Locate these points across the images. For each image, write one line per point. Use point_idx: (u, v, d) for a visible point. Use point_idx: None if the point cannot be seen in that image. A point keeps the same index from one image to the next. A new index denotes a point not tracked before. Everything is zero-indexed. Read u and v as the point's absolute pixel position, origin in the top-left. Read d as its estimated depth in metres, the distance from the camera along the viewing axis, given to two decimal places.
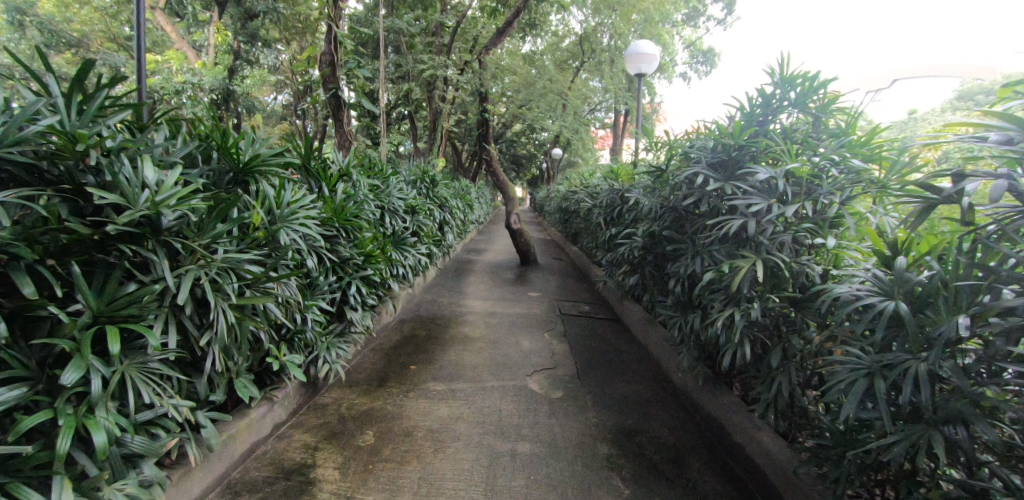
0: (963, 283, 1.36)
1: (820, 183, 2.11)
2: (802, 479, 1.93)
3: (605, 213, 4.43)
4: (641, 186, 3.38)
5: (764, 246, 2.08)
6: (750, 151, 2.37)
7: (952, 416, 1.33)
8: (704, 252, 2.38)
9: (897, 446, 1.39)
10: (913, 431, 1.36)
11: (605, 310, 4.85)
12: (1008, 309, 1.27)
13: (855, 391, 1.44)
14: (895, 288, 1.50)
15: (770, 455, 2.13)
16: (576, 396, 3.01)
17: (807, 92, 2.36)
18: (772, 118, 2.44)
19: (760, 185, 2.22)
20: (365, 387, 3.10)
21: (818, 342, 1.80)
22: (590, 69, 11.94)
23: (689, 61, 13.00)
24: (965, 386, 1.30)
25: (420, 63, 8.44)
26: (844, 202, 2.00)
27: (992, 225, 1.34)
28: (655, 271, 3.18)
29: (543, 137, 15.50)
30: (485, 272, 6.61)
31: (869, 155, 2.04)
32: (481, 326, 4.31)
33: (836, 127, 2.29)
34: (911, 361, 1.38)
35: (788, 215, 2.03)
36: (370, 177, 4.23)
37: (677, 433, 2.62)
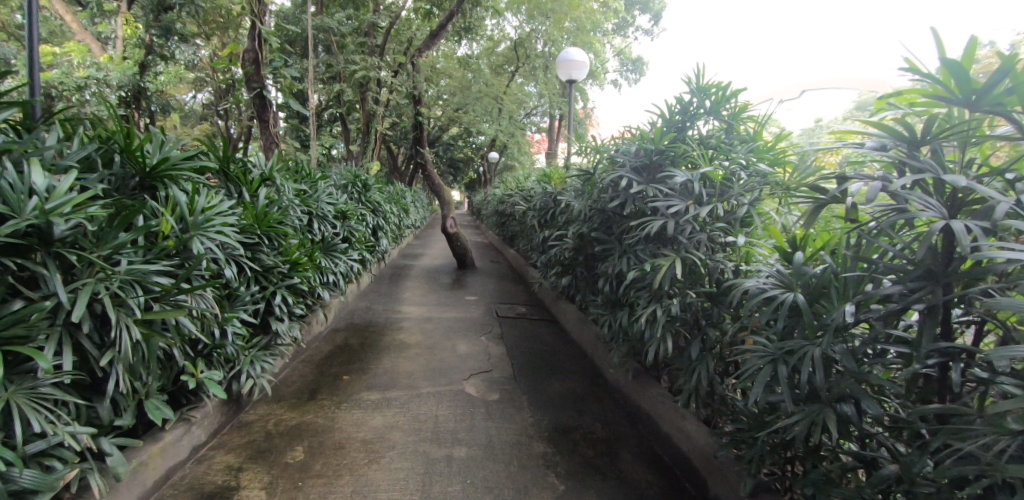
0: (850, 275, 1.50)
1: (731, 185, 2.28)
2: (722, 461, 2.07)
3: (539, 215, 4.52)
4: (572, 189, 3.48)
5: (683, 245, 2.20)
6: (669, 155, 2.48)
7: (844, 394, 1.46)
8: (630, 252, 2.49)
9: (799, 425, 1.51)
10: (812, 411, 1.50)
11: (541, 311, 4.93)
12: (886, 296, 1.41)
13: (762, 377, 1.56)
14: (795, 280, 1.63)
15: (693, 441, 2.27)
16: (513, 398, 3.03)
17: (720, 100, 2.53)
18: (689, 125, 2.59)
19: (679, 188, 2.36)
20: (294, 401, 2.95)
21: (732, 333, 1.92)
22: (525, 75, 12.11)
23: (619, 69, 13.54)
24: (854, 367, 1.44)
25: (351, 63, 8.19)
26: (752, 203, 2.18)
27: (872, 222, 1.49)
28: (587, 271, 3.28)
29: (480, 140, 15.52)
30: (422, 277, 6.52)
31: (774, 159, 2.26)
32: (417, 332, 4.24)
33: (745, 135, 2.48)
34: (808, 347, 1.51)
35: (702, 216, 2.17)
36: (296, 181, 4.04)
37: (611, 427, 2.70)
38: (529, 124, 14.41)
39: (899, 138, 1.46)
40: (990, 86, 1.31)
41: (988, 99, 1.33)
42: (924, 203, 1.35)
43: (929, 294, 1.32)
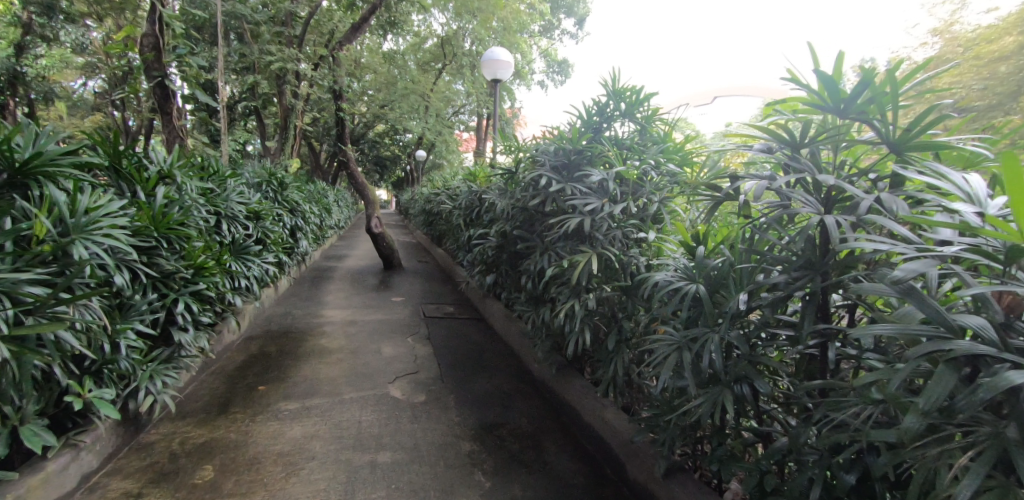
0: (745, 266, 1.62)
1: (643, 184, 2.40)
2: (639, 446, 2.19)
3: (464, 214, 4.51)
4: (496, 187, 3.51)
5: (600, 241, 2.30)
6: (587, 155, 2.59)
7: (740, 377, 1.59)
8: (551, 249, 2.56)
9: (703, 407, 1.63)
10: (713, 393, 1.62)
11: (469, 310, 4.93)
12: (773, 285, 1.55)
13: (669, 363, 1.67)
14: (698, 272, 1.75)
15: (613, 429, 2.37)
16: (440, 398, 3.01)
17: (633, 103, 2.67)
18: (606, 126, 2.71)
19: (595, 186, 2.45)
20: (202, 416, 2.74)
21: (645, 324, 2.03)
22: (453, 72, 12.02)
23: (545, 71, 13.82)
24: (749, 351, 1.57)
25: (266, 53, 7.70)
26: (661, 200, 2.31)
27: (763, 218, 1.63)
28: (511, 268, 3.32)
29: (407, 138, 15.21)
30: (346, 279, 6.29)
31: (682, 160, 2.41)
32: (340, 336, 4.08)
33: (655, 136, 2.63)
34: (709, 333, 1.63)
35: (616, 214, 2.27)
36: (203, 179, 3.75)
37: (536, 421, 2.76)
38: (457, 122, 14.31)
39: (781, 141, 1.60)
40: (854, 96, 1.45)
41: (854, 107, 1.47)
42: (802, 199, 1.50)
43: (809, 282, 1.46)
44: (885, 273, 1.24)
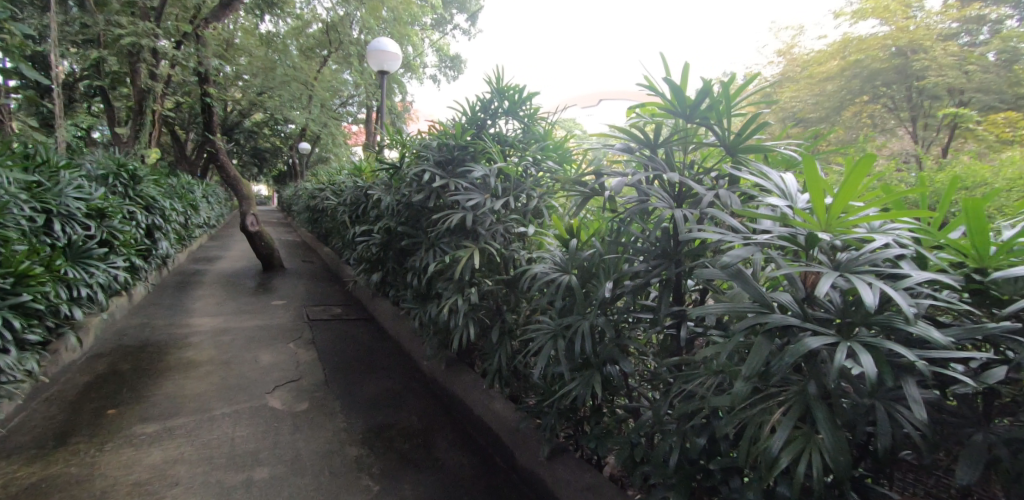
0: (610, 257, 1.74)
1: (524, 180, 2.49)
2: (524, 432, 2.30)
3: (350, 211, 4.32)
4: (382, 183, 3.41)
5: (482, 236, 2.35)
6: (470, 152, 2.70)
7: (608, 359, 1.73)
8: (435, 245, 2.61)
9: (577, 390, 1.75)
10: (585, 376, 1.75)
11: (358, 310, 4.74)
12: (634, 274, 1.67)
13: (546, 351, 1.77)
14: (570, 264, 1.86)
15: (500, 418, 2.46)
16: (325, 405, 2.86)
17: (515, 102, 2.75)
18: (490, 122, 2.77)
19: (478, 182, 2.51)
20: (33, 450, 2.33)
21: (525, 315, 2.14)
22: (339, 61, 11.38)
23: (437, 65, 13.63)
24: (616, 336, 1.71)
25: (113, 26, 6.68)
26: (541, 196, 2.42)
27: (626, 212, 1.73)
28: (398, 265, 3.28)
29: (290, 129, 14.16)
30: (218, 282, 5.71)
31: (559, 158, 2.53)
32: (209, 347, 3.70)
33: (536, 134, 2.74)
34: (579, 321, 1.75)
35: (498, 209, 2.33)
36: (26, 171, 3.16)
37: (427, 419, 2.76)
38: (345, 114, 13.59)
39: (638, 141, 1.72)
40: (699, 102, 1.59)
41: (699, 112, 1.61)
42: (656, 195, 1.63)
43: (664, 269, 1.59)
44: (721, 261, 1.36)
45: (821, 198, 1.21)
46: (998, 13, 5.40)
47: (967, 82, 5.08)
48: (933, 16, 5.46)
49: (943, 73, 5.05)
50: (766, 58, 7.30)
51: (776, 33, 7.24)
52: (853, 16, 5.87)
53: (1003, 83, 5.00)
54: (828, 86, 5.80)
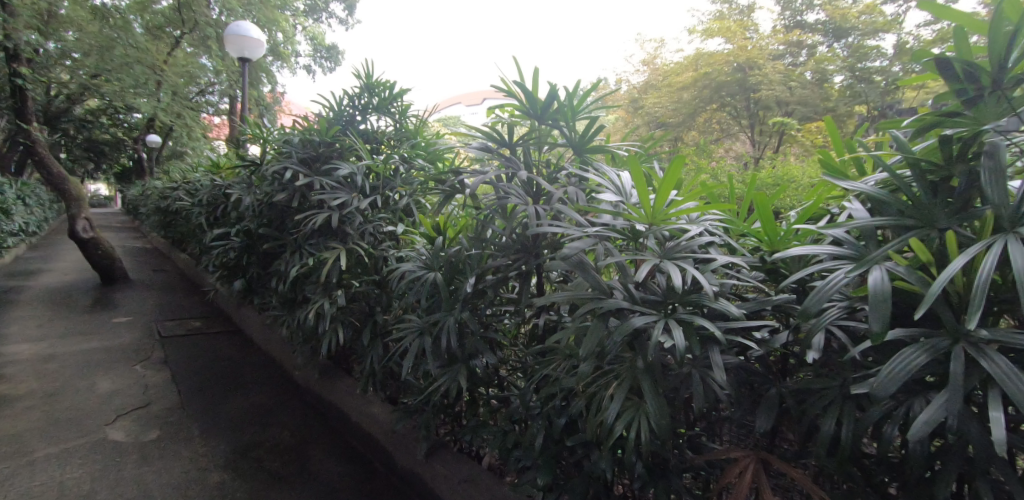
0: (473, 253, 1.76)
1: (392, 178, 2.48)
2: (402, 432, 2.30)
3: (208, 212, 3.91)
4: (242, 181, 3.13)
5: (351, 236, 2.38)
6: (336, 148, 2.62)
7: (475, 352, 1.78)
8: (299, 250, 2.59)
9: (446, 384, 1.79)
10: (453, 371, 1.80)
11: (221, 322, 4.32)
12: (495, 270, 1.70)
13: (414, 348, 1.81)
14: (436, 260, 1.88)
15: (378, 421, 2.43)
16: (181, 430, 2.57)
17: (385, 99, 2.71)
18: (359, 118, 2.70)
19: (344, 180, 2.49)
20: None
21: (393, 316, 2.16)
22: (195, 44, 10.14)
23: (312, 54, 12.75)
24: (481, 329, 1.76)
25: None
26: (410, 195, 2.40)
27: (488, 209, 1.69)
28: (262, 269, 3.11)
29: (135, 119, 12.35)
30: (40, 300, 4.82)
31: (429, 156, 2.54)
32: (27, 377, 3.12)
33: (406, 131, 2.72)
34: (444, 317, 1.77)
35: (364, 208, 2.36)
36: None
37: (301, 432, 2.60)
38: (205, 103, 12.18)
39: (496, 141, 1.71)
40: (547, 104, 1.63)
41: (548, 114, 1.66)
42: (512, 192, 1.63)
43: (525, 262, 1.62)
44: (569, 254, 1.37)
45: (644, 192, 1.25)
46: (812, 39, 6.44)
47: (790, 96, 5.97)
48: (764, 38, 6.33)
49: (772, 87, 5.88)
50: (632, 66, 7.93)
51: (641, 44, 7.88)
52: (703, 34, 6.60)
53: (816, 98, 5.97)
54: (684, 95, 6.36)
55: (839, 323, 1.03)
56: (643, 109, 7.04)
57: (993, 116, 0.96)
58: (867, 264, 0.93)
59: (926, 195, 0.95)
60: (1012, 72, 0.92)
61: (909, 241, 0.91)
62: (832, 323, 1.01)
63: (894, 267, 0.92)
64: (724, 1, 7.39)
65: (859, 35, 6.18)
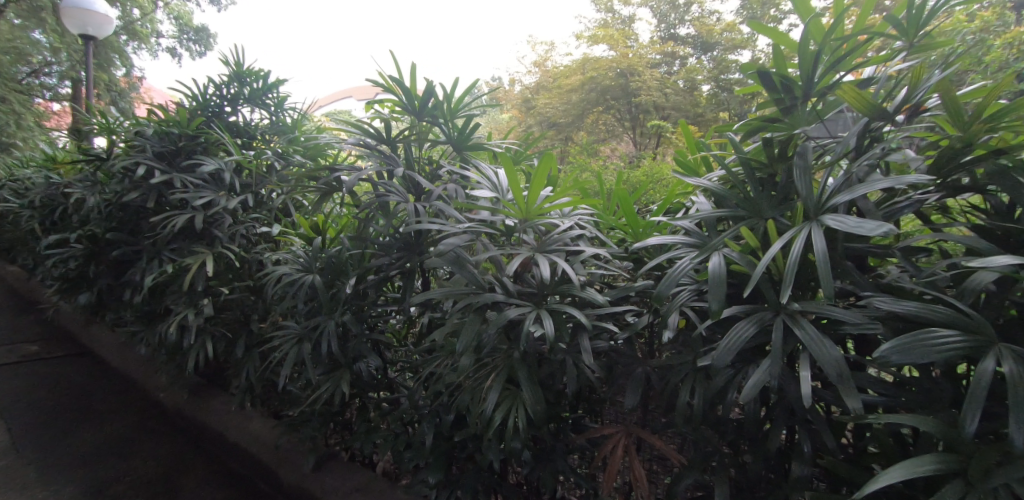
0: (354, 253, 1.69)
1: (265, 175, 2.31)
2: (288, 447, 2.15)
3: (42, 215, 3.35)
4: (86, 179, 2.73)
5: (220, 239, 2.18)
6: (201, 143, 2.38)
7: (357, 355, 1.72)
8: (158, 256, 2.32)
9: (329, 392, 1.71)
10: (335, 377, 1.72)
11: (65, 343, 3.72)
12: (377, 270, 1.65)
13: (291, 357, 1.70)
14: (314, 262, 1.78)
15: (259, 438, 2.25)
16: (11, 474, 2.17)
17: (257, 89, 2.51)
18: (227, 110, 2.48)
19: (209, 178, 2.27)
20: None
21: (270, 323, 2.02)
22: (23, 16, 8.57)
23: (177, 36, 11.41)
24: (363, 332, 1.70)
25: None
26: (287, 193, 2.25)
27: (371, 207, 1.63)
28: (115, 279, 2.74)
29: None
30: None
31: (308, 151, 2.39)
32: None
33: (282, 125, 2.55)
34: (324, 321, 1.69)
35: (233, 208, 2.17)
36: None
37: (168, 461, 2.33)
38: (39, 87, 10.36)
39: (374, 136, 1.65)
40: (426, 100, 1.61)
41: (427, 112, 1.64)
42: (392, 190, 1.58)
43: (408, 261, 1.58)
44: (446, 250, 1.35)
45: (517, 191, 1.21)
46: (683, 51, 7.08)
47: (665, 101, 6.52)
48: (643, 47, 6.85)
49: (650, 92, 6.38)
50: (524, 67, 8.17)
51: (533, 47, 8.15)
52: (589, 40, 6.97)
53: (687, 103, 6.57)
54: (572, 97, 6.71)
55: (690, 305, 1.04)
56: (536, 109, 7.26)
57: (804, 123, 1.03)
58: (707, 249, 0.96)
59: (753, 190, 0.99)
60: (819, 86, 0.99)
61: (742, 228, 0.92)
62: (685, 305, 1.02)
63: (729, 253, 0.94)
64: (607, 10, 7.87)
65: (722, 49, 6.93)
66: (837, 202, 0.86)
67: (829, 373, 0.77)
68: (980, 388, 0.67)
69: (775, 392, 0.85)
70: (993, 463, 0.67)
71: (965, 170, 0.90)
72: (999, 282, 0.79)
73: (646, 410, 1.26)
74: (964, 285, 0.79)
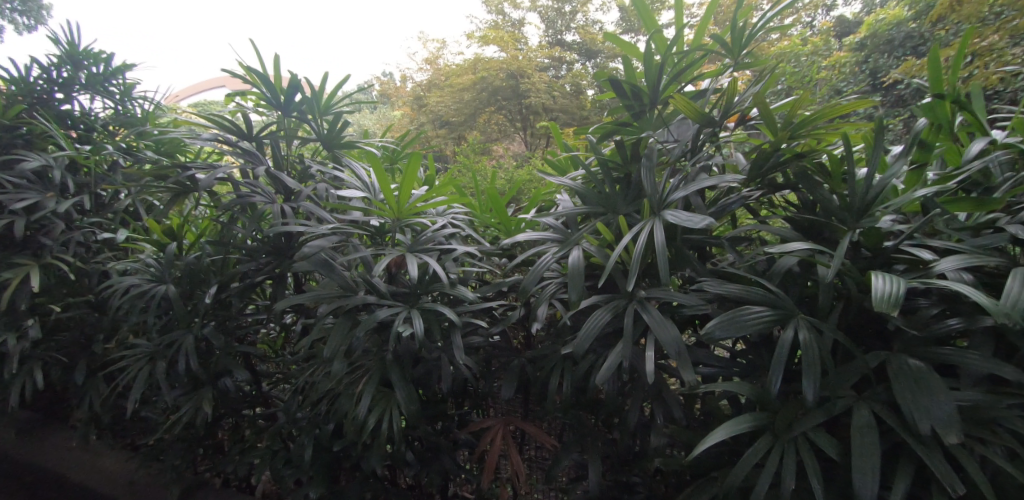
0: (215, 258, 1.53)
1: (108, 173, 2.02)
2: (145, 481, 1.90)
3: None
4: None
5: (48, 248, 1.87)
6: (21, 134, 2.02)
7: (221, 371, 1.56)
8: None
9: (188, 413, 1.53)
10: (197, 396, 1.55)
11: None
12: (242, 277, 1.51)
13: (140, 378, 1.50)
14: (167, 271, 1.57)
15: (108, 475, 1.96)
16: None
17: (97, 74, 2.17)
18: (57, 96, 2.12)
19: (32, 176, 1.93)
20: None
21: (116, 342, 1.77)
22: None
23: None
24: (229, 345, 1.55)
25: None
26: (136, 194, 1.98)
27: (234, 208, 1.49)
28: None
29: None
30: None
31: (162, 147, 2.12)
32: None
33: (130, 116, 2.23)
34: (181, 337, 1.51)
35: (65, 211, 1.87)
36: None
37: None
38: None
39: (234, 132, 1.51)
40: (291, 95, 1.50)
41: (293, 107, 1.53)
42: (257, 190, 1.46)
43: (277, 265, 1.47)
44: (315, 253, 1.27)
45: (388, 190, 1.18)
46: (570, 56, 7.40)
47: (553, 104, 6.76)
48: (532, 51, 7.07)
49: (539, 95, 6.60)
50: (416, 64, 8.05)
51: (424, 43, 8.04)
52: (480, 40, 7.04)
53: (573, 107, 6.87)
54: (465, 96, 6.78)
55: (557, 297, 1.09)
56: (429, 107, 7.22)
57: (651, 126, 1.15)
58: (568, 243, 1.02)
59: (609, 189, 1.06)
60: (662, 95, 1.09)
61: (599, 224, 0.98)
62: (552, 297, 1.07)
63: (587, 247, 1.00)
64: (498, 12, 8.00)
65: (604, 57, 7.35)
66: (674, 198, 0.96)
67: (669, 351, 0.86)
68: (783, 354, 0.79)
69: (627, 372, 0.92)
70: (793, 418, 0.79)
71: (777, 170, 1.03)
72: (801, 264, 0.93)
73: (527, 401, 1.30)
74: (774, 268, 0.92)
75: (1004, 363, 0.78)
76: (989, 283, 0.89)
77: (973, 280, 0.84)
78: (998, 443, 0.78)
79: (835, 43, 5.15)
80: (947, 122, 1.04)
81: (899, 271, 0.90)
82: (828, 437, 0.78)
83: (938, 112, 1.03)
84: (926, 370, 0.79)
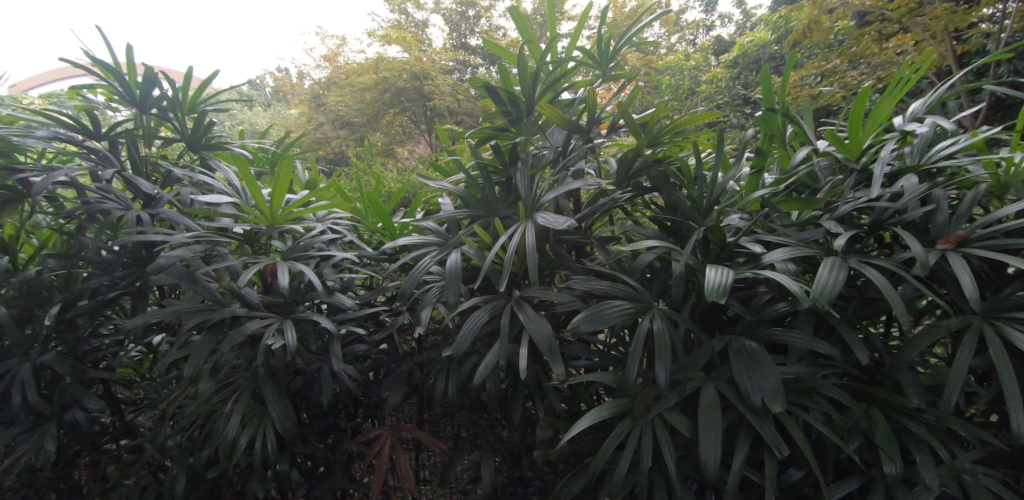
0: (58, 273, 1.34)
1: None
2: None
3: None
4: None
5: None
6: None
7: (68, 402, 1.36)
8: None
9: (25, 455, 1.31)
10: (36, 433, 1.33)
11: None
12: (93, 293, 1.34)
13: None
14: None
15: None
16: None
17: None
18: None
19: None
20: None
21: None
22: None
23: None
24: (77, 372, 1.36)
25: None
26: None
27: (81, 216, 1.32)
28: None
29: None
30: None
31: None
32: None
33: None
34: (14, 365, 1.30)
35: None
36: None
37: None
38: None
39: (77, 131, 1.33)
40: (149, 90, 1.36)
41: (152, 103, 1.38)
42: (109, 196, 1.31)
43: (136, 279, 1.32)
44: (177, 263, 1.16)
45: (259, 195, 1.12)
46: (474, 60, 7.43)
47: (458, 107, 6.76)
48: (436, 53, 7.01)
49: (443, 97, 6.57)
50: (313, 60, 7.65)
51: (322, 39, 7.65)
52: (382, 39, 6.85)
53: (478, 110, 6.88)
54: (366, 96, 6.66)
55: (441, 301, 1.09)
56: (329, 107, 6.99)
57: (528, 132, 1.19)
58: (447, 247, 1.03)
59: (488, 193, 1.09)
60: (537, 102, 1.14)
61: (477, 227, 1.00)
62: (435, 300, 1.07)
63: (466, 249, 1.02)
64: (401, 12, 7.85)
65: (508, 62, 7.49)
66: (545, 200, 1.02)
67: (542, 347, 0.91)
68: (639, 344, 0.86)
69: (505, 370, 0.95)
70: (650, 401, 0.87)
71: (641, 174, 1.11)
72: (661, 260, 1.02)
73: (421, 407, 1.28)
74: (636, 264, 1.00)
75: (819, 340, 0.91)
76: (811, 271, 1.04)
77: (797, 269, 0.97)
78: (817, 408, 0.91)
79: (711, 59, 5.69)
80: (778, 134, 1.17)
81: (740, 263, 1.02)
82: (683, 416, 0.86)
83: (771, 124, 1.15)
84: (759, 349, 0.89)
